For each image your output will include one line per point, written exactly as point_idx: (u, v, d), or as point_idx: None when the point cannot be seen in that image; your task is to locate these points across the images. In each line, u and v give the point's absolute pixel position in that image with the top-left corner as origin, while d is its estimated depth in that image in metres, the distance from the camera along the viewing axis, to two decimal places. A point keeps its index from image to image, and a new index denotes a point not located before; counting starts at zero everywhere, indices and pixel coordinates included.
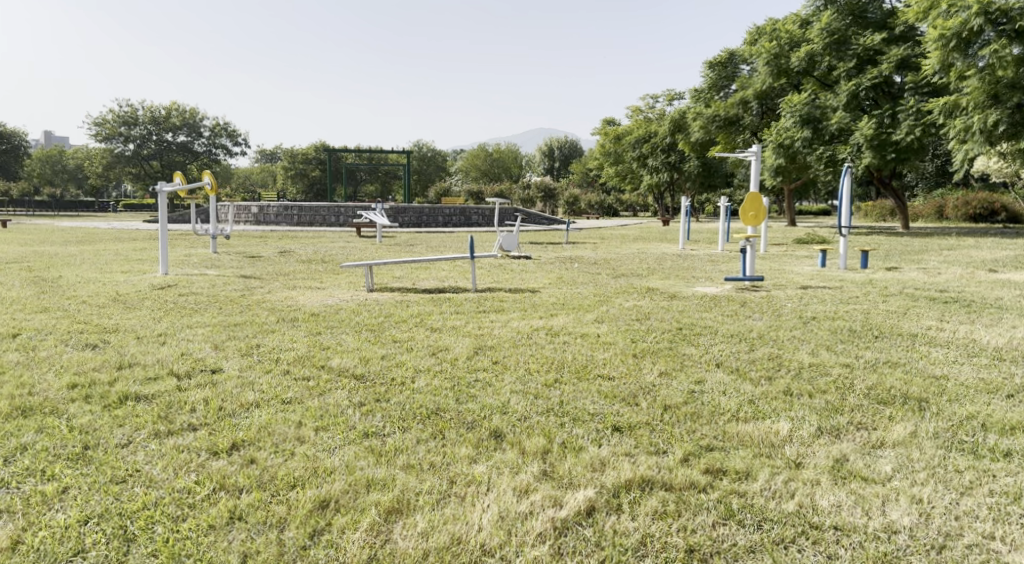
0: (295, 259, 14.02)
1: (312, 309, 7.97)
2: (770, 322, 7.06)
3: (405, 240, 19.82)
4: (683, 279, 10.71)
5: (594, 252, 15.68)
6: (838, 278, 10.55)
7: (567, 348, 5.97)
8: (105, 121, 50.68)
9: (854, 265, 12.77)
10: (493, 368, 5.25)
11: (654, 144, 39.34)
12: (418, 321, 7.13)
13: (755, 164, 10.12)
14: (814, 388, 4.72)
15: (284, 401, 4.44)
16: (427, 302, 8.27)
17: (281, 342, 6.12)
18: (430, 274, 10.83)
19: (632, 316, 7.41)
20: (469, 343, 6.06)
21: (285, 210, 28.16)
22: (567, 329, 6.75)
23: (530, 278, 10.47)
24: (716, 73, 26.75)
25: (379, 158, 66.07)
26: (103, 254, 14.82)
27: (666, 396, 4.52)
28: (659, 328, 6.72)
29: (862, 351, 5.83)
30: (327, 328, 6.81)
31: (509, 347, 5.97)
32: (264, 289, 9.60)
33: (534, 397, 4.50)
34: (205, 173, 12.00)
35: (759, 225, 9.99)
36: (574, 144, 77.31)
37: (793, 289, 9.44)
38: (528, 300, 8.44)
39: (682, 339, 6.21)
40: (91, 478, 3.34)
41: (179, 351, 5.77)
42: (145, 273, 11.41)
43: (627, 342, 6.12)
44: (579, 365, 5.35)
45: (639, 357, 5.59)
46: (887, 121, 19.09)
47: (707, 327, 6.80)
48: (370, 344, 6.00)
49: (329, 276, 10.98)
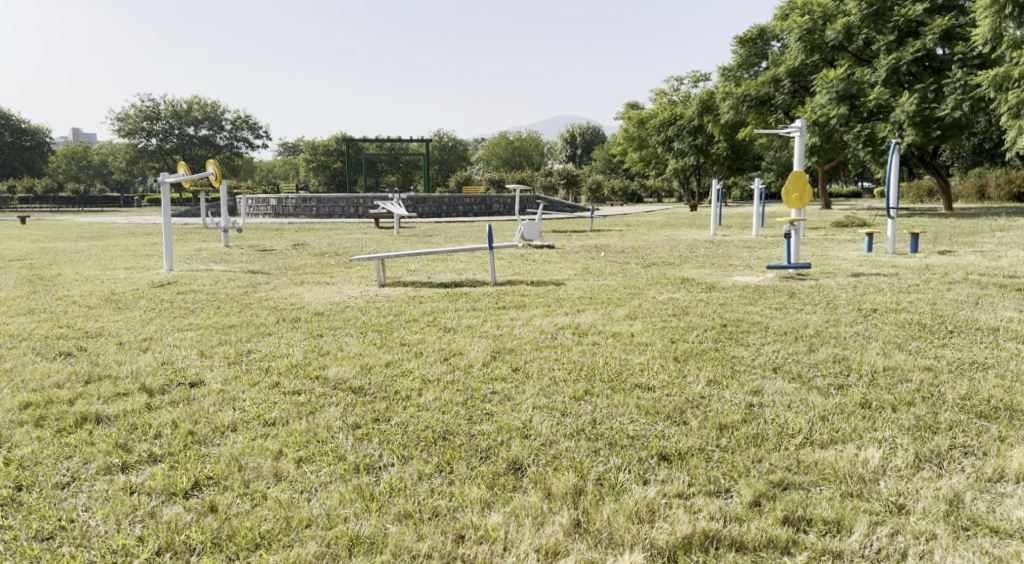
0: (307, 252, 13.36)
1: (316, 307, 7.31)
2: (826, 317, 6.29)
3: (424, 230, 19.20)
4: (721, 268, 9.92)
5: (622, 239, 14.95)
6: (889, 265, 9.71)
7: (598, 351, 5.24)
8: (128, 116, 50.49)
9: (903, 250, 11.88)
10: (513, 376, 4.55)
11: (679, 127, 38.27)
12: (431, 320, 6.43)
13: (799, 141, 9.26)
14: (896, 400, 3.97)
15: (268, 422, 3.77)
16: (442, 298, 7.59)
17: (276, 347, 5.44)
18: (447, 266, 10.14)
19: (669, 310, 6.68)
20: (487, 346, 5.37)
21: (303, 202, 27.65)
22: (598, 327, 6.02)
23: (554, 269, 9.75)
24: (747, 50, 25.88)
25: (400, 147, 65.60)
26: (111, 249, 14.30)
27: (720, 413, 3.78)
28: (701, 325, 5.97)
29: (939, 350, 5.08)
30: (331, 329, 6.13)
31: (532, 351, 5.25)
32: (270, 285, 8.98)
33: (562, 415, 3.79)
34: (210, 162, 11.38)
35: (805, 207, 9.15)
36: (597, 129, 76.19)
37: (844, 277, 8.62)
38: (553, 294, 7.72)
39: (729, 338, 5.46)
40: (11, 534, 2.72)
41: (160, 359, 5.12)
42: (149, 270, 10.83)
43: (666, 343, 5.38)
44: (613, 373, 4.63)
45: (683, 361, 4.85)
46: (931, 96, 18.22)
47: (755, 323, 6.03)
48: (375, 350, 5.30)
49: (340, 270, 10.35)
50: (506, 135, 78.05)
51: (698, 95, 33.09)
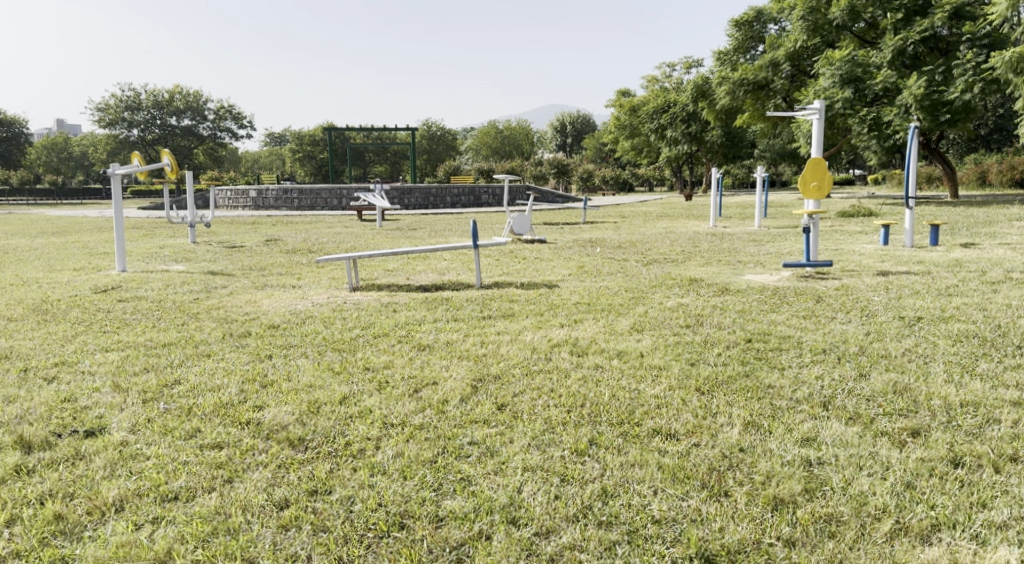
0: (279, 249, 12.35)
1: (273, 317, 6.34)
2: (865, 328, 5.36)
3: (408, 223, 18.19)
4: (729, 265, 9.00)
5: (618, 232, 14.03)
6: (914, 261, 8.80)
7: (602, 379, 4.27)
8: (108, 106, 49.26)
9: (922, 243, 10.97)
10: (497, 419, 3.60)
11: (673, 114, 37.25)
12: (403, 335, 5.47)
13: (817, 125, 8.28)
14: (997, 455, 3.03)
15: (167, 498, 2.85)
16: (419, 306, 6.63)
17: (209, 376, 4.47)
18: (427, 266, 9.18)
19: (681, 320, 5.73)
20: (466, 373, 4.39)
21: (285, 193, 26.59)
22: (599, 344, 5.08)
23: (546, 269, 8.80)
24: (743, 34, 25.04)
25: (387, 135, 64.45)
26: (67, 246, 13.25)
27: (771, 478, 2.85)
28: (721, 340, 5.03)
29: (1018, 374, 4.17)
30: (282, 349, 5.17)
31: (521, 380, 4.27)
32: (226, 290, 7.98)
33: (560, 482, 2.86)
34: (166, 152, 10.30)
35: (823, 198, 8.25)
36: (587, 118, 75.18)
37: (869, 276, 7.70)
38: (545, 299, 6.79)
39: (760, 360, 4.51)
40: None
41: (60, 395, 4.10)
42: (99, 271, 9.79)
43: (684, 367, 4.43)
44: (624, 412, 3.67)
45: (710, 395, 3.89)
46: (938, 78, 17.36)
47: (786, 338, 5.09)
48: (330, 380, 4.32)
49: (309, 271, 9.37)
50: (496, 124, 76.98)
51: (693, 80, 32.11)
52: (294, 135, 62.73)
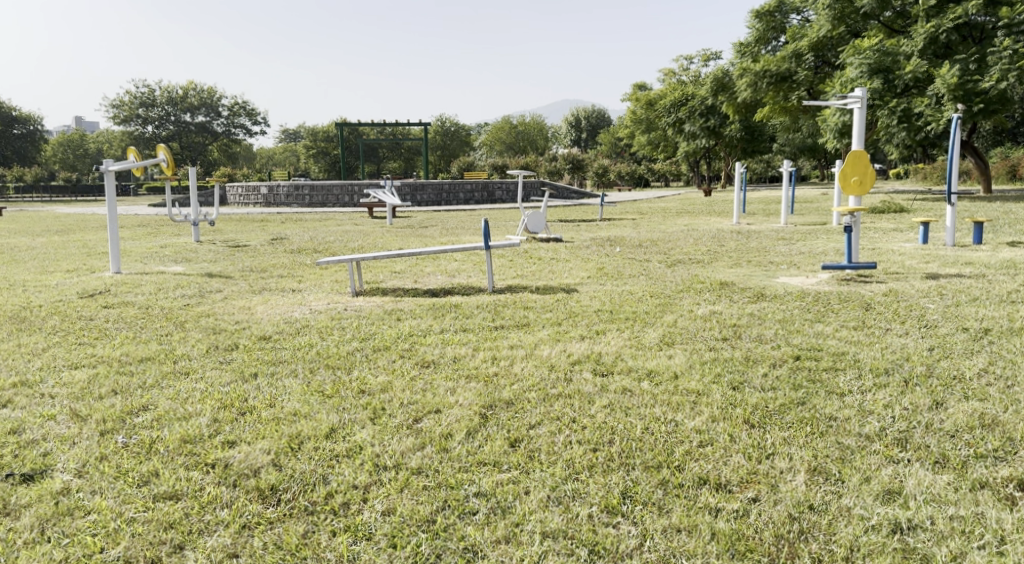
0: (284, 249, 11.84)
1: (268, 326, 5.80)
2: (927, 343, 4.74)
3: (419, 221, 17.64)
4: (760, 266, 8.38)
5: (637, 230, 13.41)
6: (961, 261, 8.12)
7: (632, 406, 3.68)
8: (123, 103, 49.09)
9: (964, 241, 10.27)
10: (509, 460, 3.02)
11: (691, 108, 36.51)
12: (406, 350, 4.90)
13: (859, 115, 7.65)
14: None
15: None
16: (426, 313, 6.07)
17: (179, 401, 3.90)
18: (436, 267, 8.62)
19: (717, 332, 5.12)
20: (474, 398, 3.80)
21: (296, 190, 26.10)
22: (626, 361, 4.47)
23: (564, 270, 8.22)
24: (764, 24, 24.31)
25: (401, 131, 63.95)
26: (66, 246, 12.76)
27: None
28: (766, 358, 4.43)
29: None
30: (270, 366, 4.61)
31: (538, 407, 3.68)
32: (221, 294, 7.46)
33: (587, 557, 2.40)
34: (161, 147, 9.74)
35: (864, 194, 7.60)
36: (602, 113, 74.26)
37: (917, 280, 7.05)
38: (563, 305, 6.20)
39: (815, 385, 3.90)
40: None
41: (5, 426, 3.56)
42: (90, 273, 9.27)
43: (726, 391, 3.83)
44: (661, 451, 3.07)
45: (763, 429, 3.28)
46: (972, 67, 16.64)
47: (840, 355, 4.48)
48: (318, 407, 3.74)
49: (312, 273, 8.84)
50: (510, 120, 76.36)
51: (712, 73, 31.35)
52: (307, 131, 62.37)
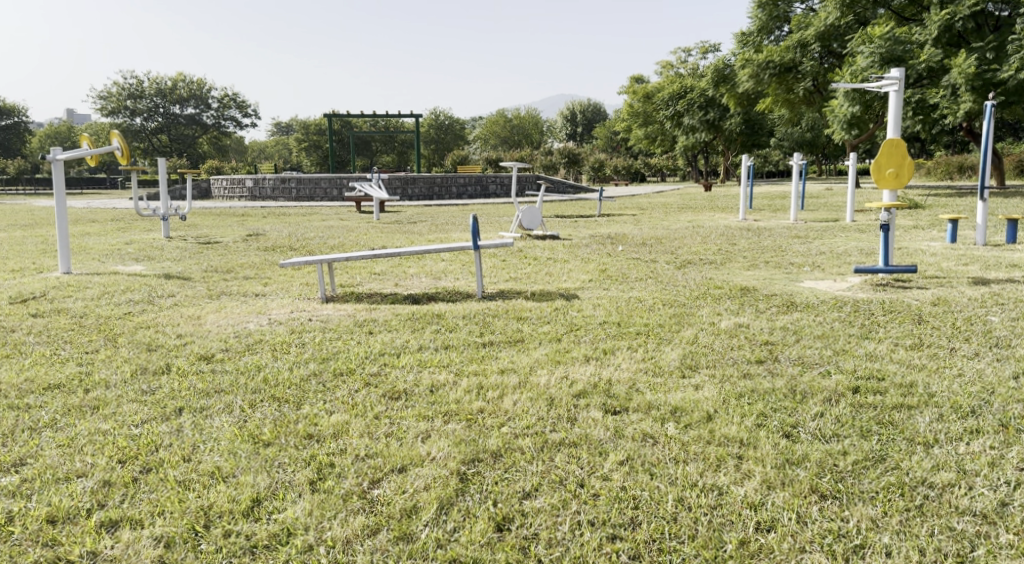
0: (258, 247, 10.94)
1: (215, 340, 4.94)
2: (1008, 368, 3.88)
3: (407, 216, 16.74)
4: (780, 268, 7.51)
5: (639, 227, 12.51)
6: (1005, 264, 7.27)
7: (659, 459, 2.81)
8: (111, 95, 48.01)
9: (996, 240, 9.42)
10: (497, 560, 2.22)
11: (689, 100, 35.54)
12: (373, 374, 4.01)
13: (895, 98, 6.76)
14: None
15: None
16: (402, 324, 5.21)
17: (65, 452, 2.99)
18: (420, 268, 7.73)
19: (748, 352, 4.25)
20: (452, 448, 2.91)
21: (282, 183, 25.08)
22: (644, 393, 3.57)
23: (562, 272, 7.35)
24: (766, 13, 23.41)
25: (393, 124, 62.91)
26: (23, 242, 11.77)
27: None
28: (817, 390, 3.56)
29: None
30: (202, 396, 3.72)
31: (535, 461, 2.80)
32: (174, 299, 6.58)
33: None
34: (114, 134, 8.77)
35: (901, 187, 6.73)
36: (597, 106, 73.13)
37: (964, 285, 6.18)
38: (564, 316, 5.31)
39: (890, 431, 3.03)
40: None
41: None
42: (35, 273, 8.33)
43: (779, 440, 2.96)
44: (706, 546, 2.26)
45: (839, 503, 2.46)
46: (990, 55, 15.85)
47: (908, 385, 3.62)
48: (246, 459, 2.86)
49: (282, 274, 7.93)
50: (504, 113, 75.25)
51: (711, 65, 30.49)
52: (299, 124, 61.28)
